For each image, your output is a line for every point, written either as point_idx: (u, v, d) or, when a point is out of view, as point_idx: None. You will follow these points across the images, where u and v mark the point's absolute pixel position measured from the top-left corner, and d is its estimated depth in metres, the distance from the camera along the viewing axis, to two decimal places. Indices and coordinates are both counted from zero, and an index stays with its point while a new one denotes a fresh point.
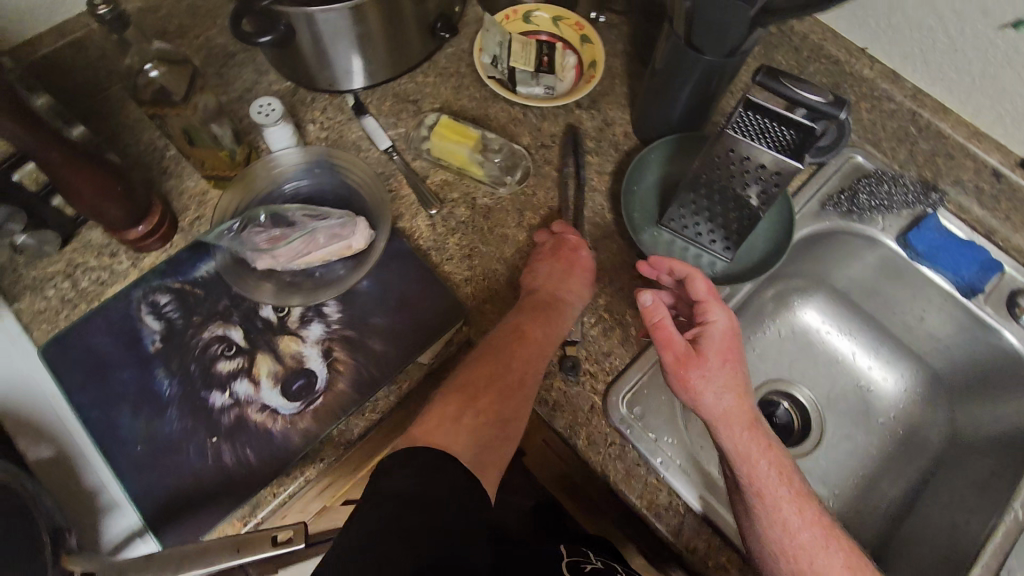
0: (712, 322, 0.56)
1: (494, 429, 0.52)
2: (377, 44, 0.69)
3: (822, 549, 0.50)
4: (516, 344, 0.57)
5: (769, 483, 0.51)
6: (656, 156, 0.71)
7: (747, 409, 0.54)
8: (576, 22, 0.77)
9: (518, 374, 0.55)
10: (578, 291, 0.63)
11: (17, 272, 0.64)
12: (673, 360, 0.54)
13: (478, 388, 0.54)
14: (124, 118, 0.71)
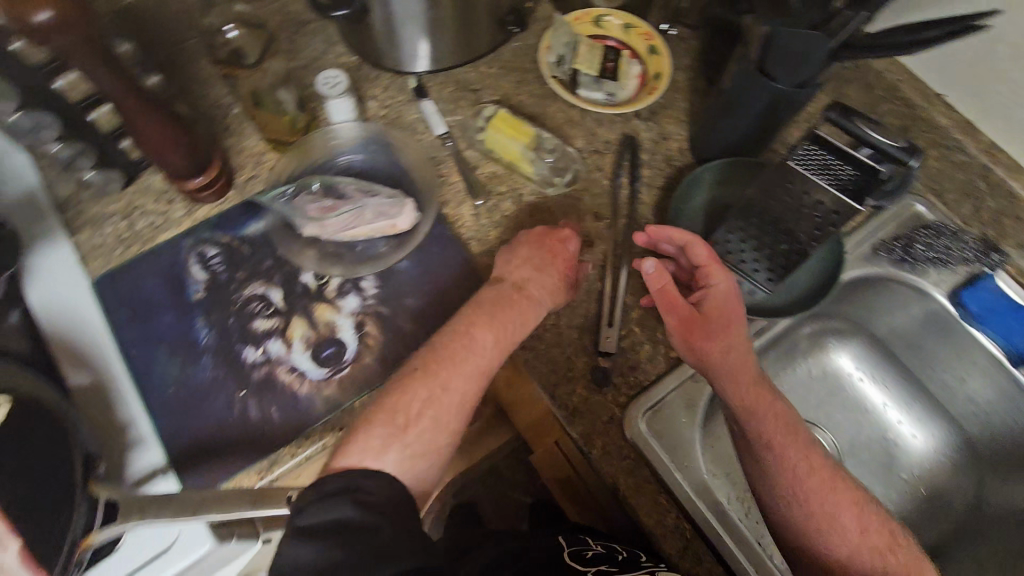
0: (715, 284, 0.57)
1: (426, 456, 0.51)
2: (446, 30, 0.70)
3: (831, 489, 0.53)
4: (462, 359, 0.54)
5: (778, 432, 0.54)
6: (709, 177, 0.70)
7: (750, 365, 0.56)
8: (646, 32, 0.76)
9: (459, 396, 0.53)
10: (554, 287, 0.61)
11: (81, 206, 0.68)
12: (679, 323, 0.57)
13: (409, 415, 0.51)
14: (197, 72, 0.74)
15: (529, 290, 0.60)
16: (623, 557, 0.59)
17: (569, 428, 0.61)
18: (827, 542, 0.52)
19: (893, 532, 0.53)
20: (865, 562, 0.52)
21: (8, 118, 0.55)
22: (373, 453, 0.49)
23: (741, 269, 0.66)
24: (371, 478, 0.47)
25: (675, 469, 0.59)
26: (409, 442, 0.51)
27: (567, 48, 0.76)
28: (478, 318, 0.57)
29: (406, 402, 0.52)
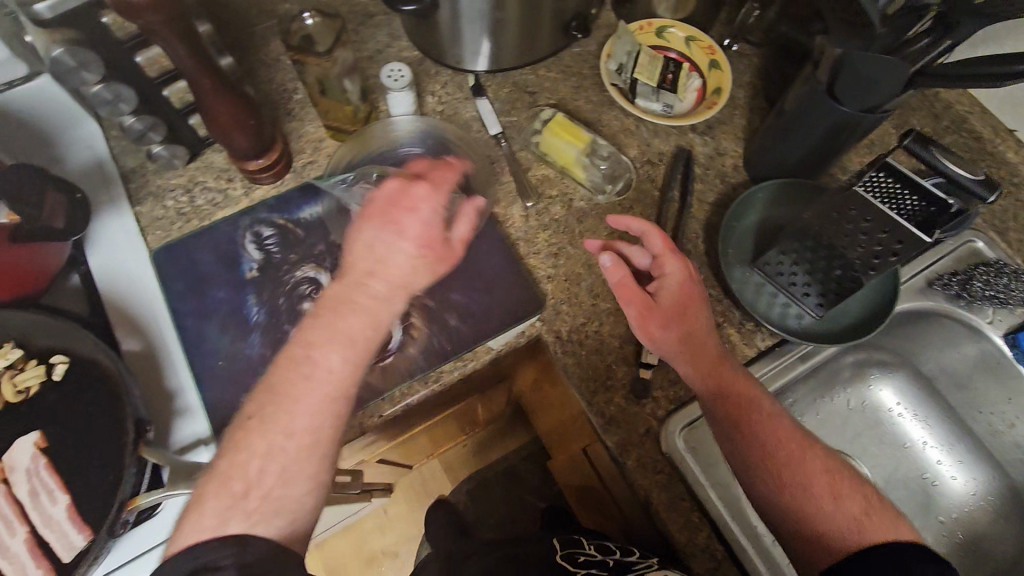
0: (669, 271, 0.60)
1: (285, 509, 0.45)
2: (512, 31, 0.70)
3: (801, 460, 0.54)
4: (300, 396, 0.46)
5: (745, 406, 0.55)
6: (763, 197, 0.69)
7: (709, 346, 0.58)
8: (709, 45, 0.75)
9: (307, 437, 0.46)
10: (412, 268, 0.50)
11: (145, 177, 0.70)
12: (638, 309, 0.58)
13: (249, 478, 0.45)
14: (264, 56, 0.75)
15: (372, 283, 0.49)
16: (614, 563, 0.62)
17: (602, 437, 0.61)
18: (803, 514, 0.52)
19: (867, 496, 0.54)
20: (843, 531, 0.52)
21: (89, 88, 0.54)
22: (211, 532, 0.43)
23: (790, 292, 0.65)
24: (218, 554, 0.42)
25: (709, 487, 0.58)
26: (254, 508, 0.44)
27: (629, 56, 0.75)
28: (317, 340, 0.48)
29: (242, 462, 0.45)
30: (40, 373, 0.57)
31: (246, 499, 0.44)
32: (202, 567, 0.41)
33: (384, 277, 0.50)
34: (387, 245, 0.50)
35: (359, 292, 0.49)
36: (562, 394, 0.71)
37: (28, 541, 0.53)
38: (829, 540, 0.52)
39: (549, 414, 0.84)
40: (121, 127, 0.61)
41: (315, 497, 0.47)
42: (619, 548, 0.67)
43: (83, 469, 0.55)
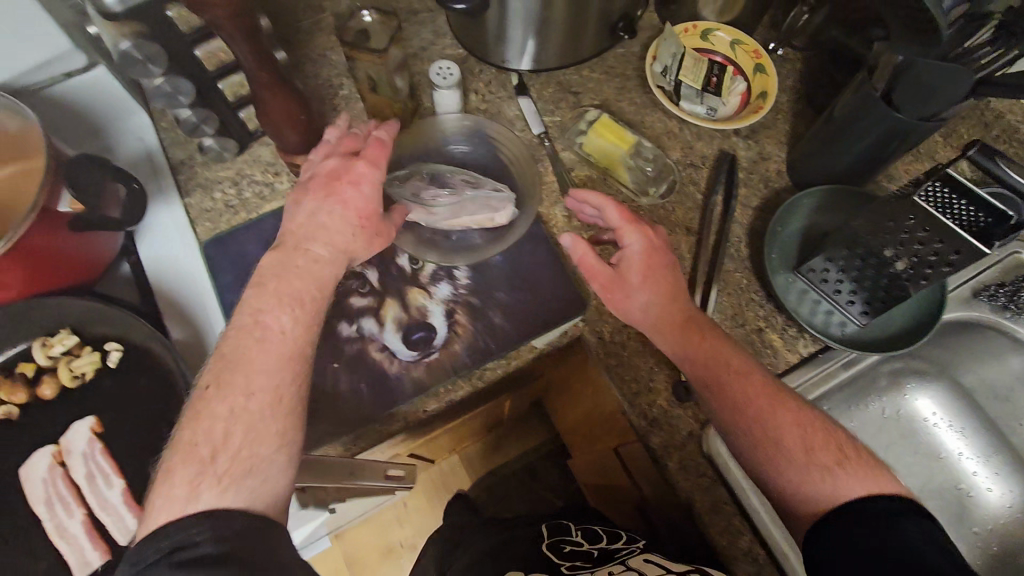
0: (629, 243, 0.61)
1: (259, 470, 0.45)
2: (560, 31, 0.70)
3: (770, 413, 0.54)
4: (257, 359, 0.47)
5: (710, 365, 0.57)
6: (809, 203, 0.68)
7: (675, 311, 0.59)
8: (755, 49, 0.74)
9: (267, 395, 0.46)
10: (352, 237, 0.54)
11: (193, 168, 0.70)
12: (602, 282, 0.61)
13: (217, 443, 0.44)
14: (310, 51, 0.76)
15: (313, 248, 0.53)
16: (598, 554, 0.65)
17: (645, 440, 0.62)
18: (777, 468, 0.53)
19: (843, 447, 0.53)
20: (817, 482, 0.51)
21: (152, 82, 0.56)
22: (181, 504, 0.41)
23: (834, 299, 0.66)
24: (195, 531, 0.40)
25: (750, 490, 0.60)
26: (223, 471, 0.43)
27: (674, 58, 0.75)
28: (263, 307, 0.49)
29: (205, 429, 0.44)
30: (95, 360, 0.59)
31: (214, 462, 0.43)
32: (179, 545, 0.39)
33: (329, 243, 0.53)
34: (327, 215, 0.54)
35: (298, 255, 0.52)
36: (594, 392, 0.72)
37: (86, 523, 0.54)
38: (804, 491, 0.52)
39: (575, 412, 0.85)
40: (176, 119, 0.62)
41: (286, 456, 0.47)
42: (606, 534, 0.70)
43: (139, 454, 0.57)
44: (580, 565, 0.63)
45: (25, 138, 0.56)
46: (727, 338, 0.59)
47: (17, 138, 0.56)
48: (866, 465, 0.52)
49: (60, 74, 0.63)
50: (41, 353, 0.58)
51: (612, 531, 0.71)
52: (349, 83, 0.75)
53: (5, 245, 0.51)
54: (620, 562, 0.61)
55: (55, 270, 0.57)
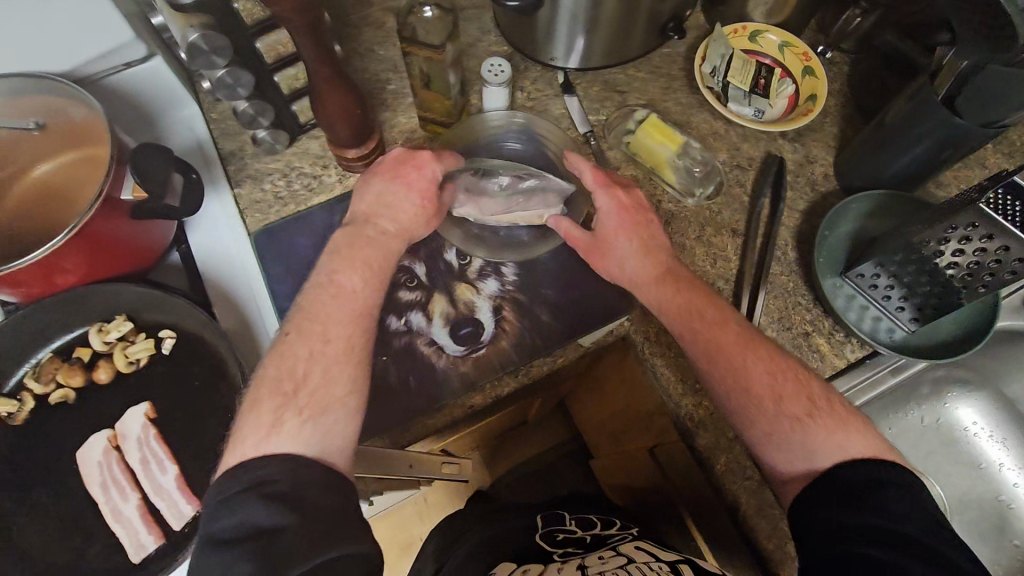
0: (604, 206, 0.62)
1: (330, 410, 0.47)
2: (611, 31, 0.70)
3: (742, 362, 0.54)
4: (331, 316, 0.50)
5: (684, 317, 0.57)
6: (859, 207, 0.68)
7: (653, 266, 0.60)
8: (805, 52, 0.74)
9: (342, 342, 0.50)
10: (414, 216, 0.59)
11: (243, 160, 0.71)
12: (583, 245, 0.63)
13: (297, 379, 0.47)
14: (359, 45, 0.76)
15: (381, 222, 0.57)
16: (591, 540, 0.63)
17: (691, 440, 0.63)
18: (748, 417, 0.53)
19: (816, 398, 0.52)
20: (789, 432, 0.51)
21: (214, 72, 0.56)
22: (264, 430, 0.44)
23: (883, 305, 0.66)
24: (272, 467, 0.41)
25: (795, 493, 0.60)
26: (304, 404, 0.46)
27: (723, 59, 0.74)
28: (338, 267, 0.53)
29: (289, 365, 0.48)
30: (149, 346, 0.59)
31: (296, 397, 0.46)
32: (258, 481, 0.41)
33: (395, 220, 0.58)
34: (393, 195, 0.58)
35: (366, 229, 0.57)
36: (628, 393, 0.71)
37: (140, 507, 0.55)
38: (774, 440, 0.51)
39: (599, 411, 0.83)
40: (234, 111, 0.63)
41: (358, 402, 0.49)
42: (600, 522, 0.68)
43: (192, 441, 0.57)
44: (573, 552, 0.60)
45: (89, 128, 0.58)
46: (705, 291, 0.59)
47: (80, 128, 0.58)
48: (838, 416, 0.51)
49: (120, 63, 0.63)
50: (97, 339, 0.59)
51: (606, 521, 0.69)
52: (396, 78, 0.75)
53: (69, 234, 0.52)
54: (611, 548, 0.59)
55: (113, 258, 0.58)
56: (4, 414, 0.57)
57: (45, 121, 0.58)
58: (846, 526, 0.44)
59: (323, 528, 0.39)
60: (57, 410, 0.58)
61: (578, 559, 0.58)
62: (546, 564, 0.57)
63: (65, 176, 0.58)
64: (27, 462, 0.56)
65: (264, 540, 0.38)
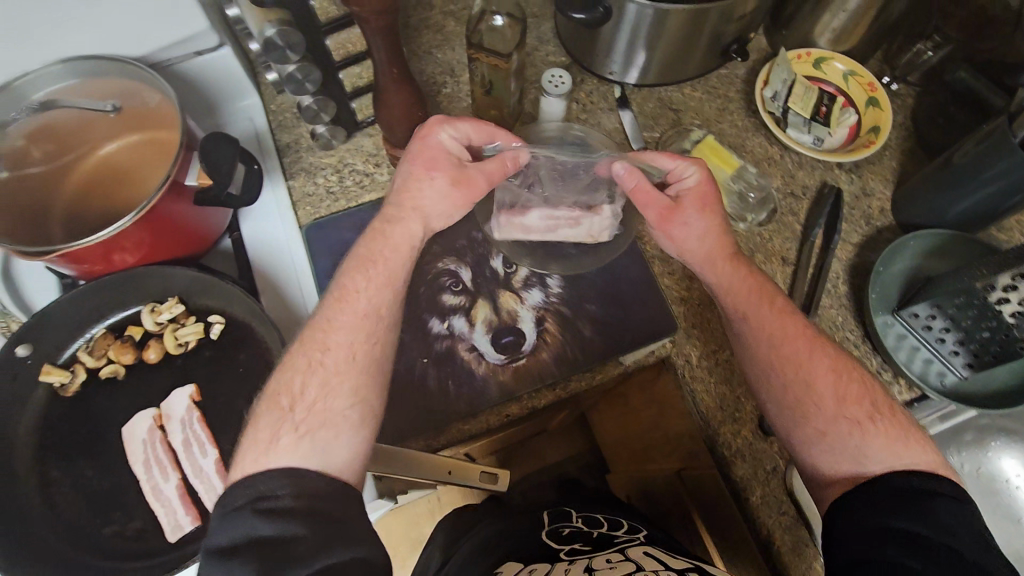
0: (688, 176, 0.60)
1: (325, 426, 0.47)
2: (675, 48, 0.69)
3: (808, 356, 0.55)
4: (355, 321, 0.51)
5: (754, 305, 0.57)
6: (917, 245, 0.66)
7: (725, 245, 0.59)
8: (871, 82, 0.73)
9: (343, 352, 0.50)
10: (434, 195, 0.56)
11: (298, 153, 0.72)
12: (659, 211, 0.60)
13: (294, 394, 0.48)
14: (418, 46, 0.77)
15: (400, 215, 0.55)
16: (597, 537, 0.61)
17: (728, 470, 0.61)
18: (803, 412, 0.53)
19: (878, 405, 0.53)
20: (845, 433, 0.51)
21: (285, 67, 0.56)
22: (263, 446, 0.45)
23: (935, 347, 0.64)
24: (276, 483, 0.42)
25: None
26: (299, 420, 0.46)
27: (784, 84, 0.73)
28: (393, 269, 0.54)
29: (287, 379, 0.48)
30: (199, 330, 0.60)
31: (292, 412, 0.47)
32: (259, 495, 0.41)
33: (421, 213, 0.56)
34: (420, 182, 0.56)
35: (394, 229, 0.55)
36: (659, 415, 0.70)
37: (180, 488, 0.56)
38: (828, 438, 0.51)
39: (620, 430, 0.82)
40: (298, 106, 0.64)
41: (360, 414, 0.49)
42: (607, 522, 0.66)
43: (231, 428, 0.58)
44: (579, 549, 0.58)
45: (162, 113, 0.59)
46: (773, 284, 0.60)
47: (153, 112, 0.60)
48: (899, 425, 0.51)
49: (191, 51, 0.64)
50: (150, 319, 0.60)
51: (613, 519, 0.67)
52: (451, 81, 0.76)
53: (137, 215, 0.53)
54: (619, 549, 0.56)
55: (175, 240, 0.60)
56: (56, 385, 0.59)
57: (120, 104, 0.59)
58: (892, 530, 0.44)
59: (333, 532, 0.40)
60: (105, 385, 0.60)
61: (585, 557, 0.56)
62: (553, 563, 0.56)
63: (131, 156, 0.60)
64: (75, 435, 0.58)
65: (296, 547, 0.39)
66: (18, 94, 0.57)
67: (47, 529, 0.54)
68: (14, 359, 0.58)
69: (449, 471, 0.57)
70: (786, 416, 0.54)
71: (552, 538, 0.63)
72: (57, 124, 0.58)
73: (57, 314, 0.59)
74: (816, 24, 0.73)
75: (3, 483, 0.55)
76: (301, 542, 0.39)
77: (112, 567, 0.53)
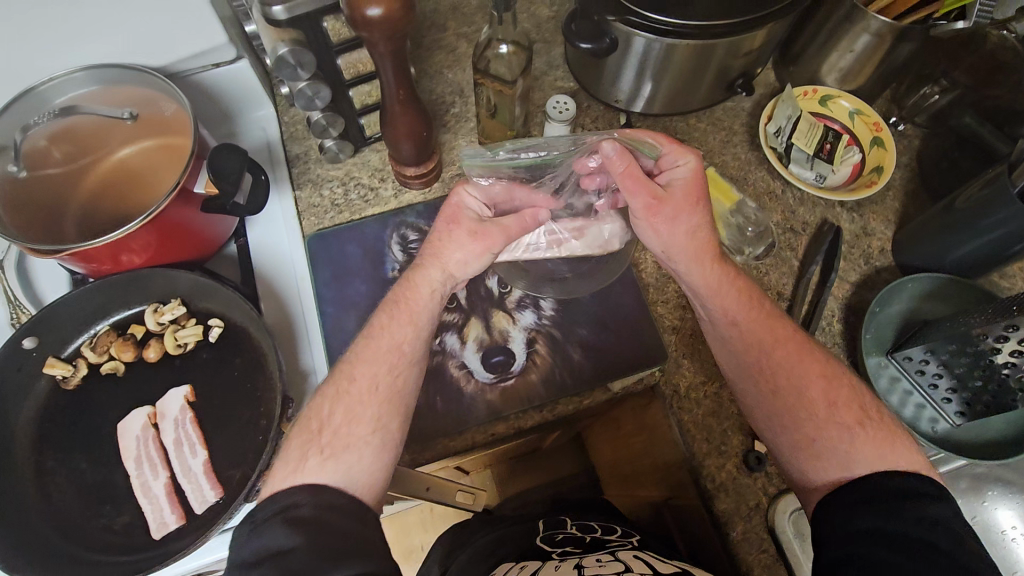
0: (680, 164, 0.57)
1: (350, 449, 0.47)
2: (680, 81, 0.70)
3: (798, 364, 0.56)
4: (379, 356, 0.51)
5: (745, 312, 0.58)
6: (914, 287, 0.65)
7: (711, 245, 0.57)
8: (876, 122, 0.73)
9: (368, 383, 0.50)
10: (466, 256, 0.54)
11: (306, 164, 0.74)
12: (649, 202, 0.55)
13: (322, 420, 0.49)
14: (430, 66, 0.79)
15: (431, 273, 0.53)
16: (591, 540, 0.62)
17: (710, 502, 0.61)
18: (794, 420, 0.54)
19: (866, 409, 0.54)
20: (835, 438, 0.52)
21: (296, 84, 0.59)
22: (293, 467, 0.46)
23: (928, 393, 0.63)
24: (299, 494, 0.44)
25: None
26: (326, 443, 0.47)
27: (789, 120, 0.74)
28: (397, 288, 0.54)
29: (318, 407, 0.50)
30: (197, 332, 0.62)
31: (319, 436, 0.48)
32: (288, 504, 0.43)
33: (447, 265, 0.54)
34: (446, 236, 0.54)
35: (419, 277, 0.53)
36: (648, 441, 0.70)
37: (168, 486, 0.58)
38: (819, 444, 0.52)
39: (612, 453, 0.82)
40: (307, 121, 0.66)
41: (382, 441, 0.49)
42: (600, 526, 0.67)
43: (223, 431, 0.60)
44: (572, 550, 0.60)
45: (176, 122, 0.62)
46: (756, 287, 0.60)
47: (168, 120, 0.62)
48: (889, 432, 0.52)
49: (210, 64, 0.67)
50: (152, 318, 0.63)
51: (607, 524, 0.67)
52: (460, 102, 0.78)
53: (145, 220, 0.55)
54: (610, 551, 0.57)
55: (180, 246, 0.62)
56: (59, 377, 0.61)
57: (137, 112, 0.62)
58: (878, 530, 0.44)
59: (331, 548, 0.40)
60: (105, 380, 0.62)
61: (575, 557, 0.57)
62: (544, 561, 0.58)
63: (144, 161, 0.62)
64: (74, 429, 0.60)
65: (284, 560, 0.39)
66: (41, 97, 0.60)
67: (39, 519, 0.56)
68: (20, 351, 0.60)
69: (428, 490, 0.60)
70: (775, 421, 0.55)
71: (545, 543, 0.63)
72: (75, 127, 0.61)
73: (64, 310, 0.61)
74: (824, 63, 0.74)
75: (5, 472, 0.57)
76: (292, 558, 0.39)
77: (98, 559, 0.55)
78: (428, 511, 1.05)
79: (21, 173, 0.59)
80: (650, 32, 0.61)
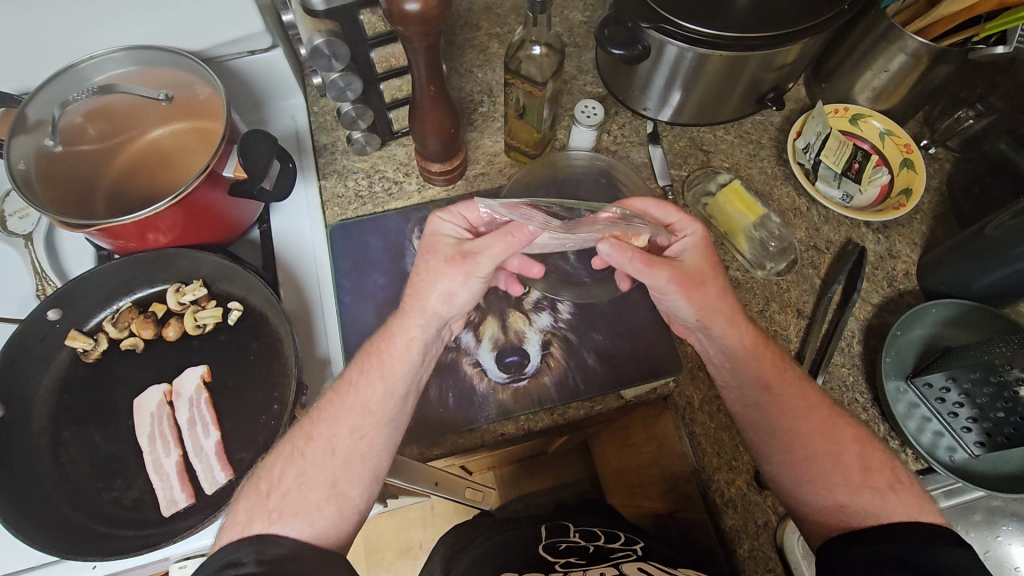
0: (688, 234, 0.56)
1: (298, 514, 0.47)
2: (708, 93, 0.70)
3: (838, 434, 0.53)
4: (342, 415, 0.50)
5: (779, 374, 0.55)
6: (938, 313, 0.64)
7: (729, 306, 0.55)
8: (907, 144, 0.72)
9: (324, 445, 0.49)
10: (446, 299, 0.51)
11: (333, 155, 0.75)
12: (674, 276, 0.53)
13: (273, 481, 0.48)
14: (461, 64, 0.79)
15: (416, 321, 0.52)
16: (594, 550, 0.61)
17: (717, 518, 0.60)
18: (826, 482, 0.52)
19: (897, 473, 0.52)
20: (864, 504, 0.50)
21: (329, 75, 0.59)
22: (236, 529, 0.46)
23: (948, 421, 0.61)
24: (242, 550, 0.43)
25: None
26: (275, 507, 0.47)
27: (818, 137, 0.73)
28: (385, 333, 0.53)
29: (269, 468, 0.49)
30: (217, 314, 0.63)
31: (268, 498, 0.47)
32: (227, 563, 0.42)
33: (428, 307, 0.52)
34: (424, 269, 0.52)
35: (399, 326, 0.52)
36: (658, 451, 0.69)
37: (179, 465, 0.58)
38: (850, 512, 0.50)
39: (620, 458, 0.81)
40: (337, 112, 0.66)
41: (337, 507, 0.48)
42: (604, 533, 0.67)
43: (235, 415, 0.60)
44: (575, 562, 0.59)
45: (209, 106, 0.63)
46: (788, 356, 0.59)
47: (201, 104, 0.63)
48: (919, 495, 0.51)
49: (245, 51, 0.68)
50: (173, 298, 0.63)
51: (609, 531, 0.67)
52: (488, 101, 0.78)
53: (173, 200, 0.55)
54: (611, 564, 0.57)
55: (201, 228, 0.62)
56: (80, 350, 0.62)
57: (172, 94, 0.63)
58: (897, 557, 0.45)
59: None
60: (124, 356, 0.62)
61: (580, 569, 0.57)
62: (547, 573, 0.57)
63: (175, 142, 0.63)
64: (87, 404, 0.60)
65: None
66: (82, 74, 0.61)
67: (52, 486, 0.57)
68: (45, 322, 0.61)
69: (435, 487, 0.59)
70: (807, 488, 0.52)
71: (547, 553, 0.63)
72: (112, 106, 0.62)
73: (87, 284, 0.62)
74: (857, 81, 0.73)
75: (20, 442, 0.58)
76: None
77: (105, 531, 0.55)
78: (430, 509, 1.05)
79: (56, 147, 0.60)
80: (683, 41, 0.61)
